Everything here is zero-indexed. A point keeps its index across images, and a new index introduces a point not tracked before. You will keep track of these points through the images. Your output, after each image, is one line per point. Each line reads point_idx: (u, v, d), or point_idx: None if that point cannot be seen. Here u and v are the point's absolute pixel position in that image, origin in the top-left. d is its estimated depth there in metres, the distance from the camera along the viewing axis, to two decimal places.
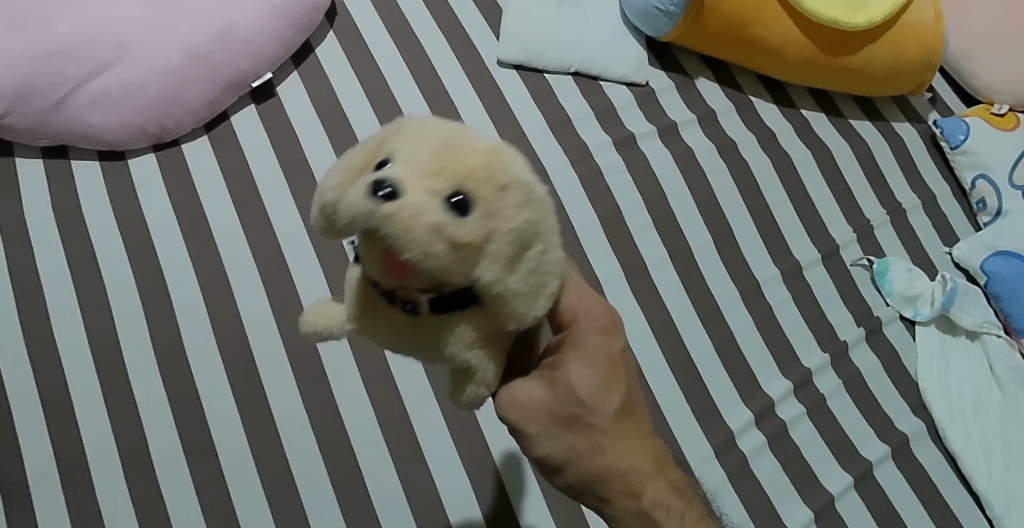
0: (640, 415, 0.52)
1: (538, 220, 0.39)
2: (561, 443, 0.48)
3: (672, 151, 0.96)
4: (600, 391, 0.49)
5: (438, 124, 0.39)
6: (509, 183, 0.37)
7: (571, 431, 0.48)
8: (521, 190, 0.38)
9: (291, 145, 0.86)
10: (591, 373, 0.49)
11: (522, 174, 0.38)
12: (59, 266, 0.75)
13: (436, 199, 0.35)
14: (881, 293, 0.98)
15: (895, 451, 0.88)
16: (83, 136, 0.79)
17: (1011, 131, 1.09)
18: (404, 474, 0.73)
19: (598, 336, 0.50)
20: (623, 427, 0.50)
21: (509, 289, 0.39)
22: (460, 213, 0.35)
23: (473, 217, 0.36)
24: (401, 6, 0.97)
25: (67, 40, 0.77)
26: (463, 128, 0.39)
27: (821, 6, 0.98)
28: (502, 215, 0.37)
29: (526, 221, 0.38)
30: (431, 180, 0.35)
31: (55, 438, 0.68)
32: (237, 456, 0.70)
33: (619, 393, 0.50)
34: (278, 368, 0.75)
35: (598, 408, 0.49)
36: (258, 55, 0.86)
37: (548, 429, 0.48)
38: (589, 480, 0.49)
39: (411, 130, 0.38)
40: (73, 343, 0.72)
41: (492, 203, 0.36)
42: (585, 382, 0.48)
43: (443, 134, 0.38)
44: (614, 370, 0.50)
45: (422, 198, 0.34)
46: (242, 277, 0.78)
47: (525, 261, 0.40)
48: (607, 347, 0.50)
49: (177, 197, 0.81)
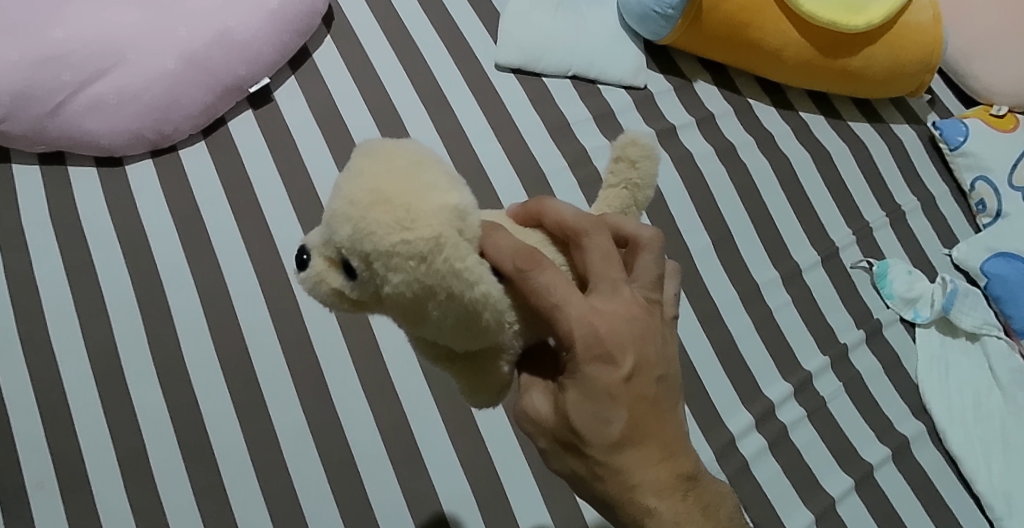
0: (660, 441, 0.47)
1: (433, 274, 0.38)
2: (567, 462, 0.48)
3: (671, 154, 0.96)
4: (597, 425, 0.45)
5: (352, 168, 0.40)
6: (372, 251, 0.38)
7: (572, 454, 0.48)
8: (387, 255, 0.38)
9: (289, 150, 0.86)
10: (589, 405, 0.45)
11: (388, 235, 0.37)
12: (57, 273, 0.74)
13: (332, 267, 0.41)
14: (881, 296, 0.98)
15: (896, 453, 0.88)
16: (80, 142, 0.79)
17: (1010, 132, 1.09)
18: (404, 481, 0.73)
19: (602, 363, 0.44)
20: (635, 457, 0.47)
21: (430, 330, 0.42)
22: (351, 278, 0.40)
23: (358, 282, 0.40)
24: (398, 10, 0.97)
25: (63, 46, 0.77)
26: (366, 170, 0.39)
27: (820, 8, 0.98)
28: (378, 279, 0.39)
29: (405, 280, 0.38)
30: (326, 249, 0.41)
31: (53, 447, 0.68)
32: (236, 463, 0.70)
33: (623, 425, 0.46)
34: (277, 375, 0.74)
35: (595, 442, 0.46)
36: (256, 61, 0.85)
37: (552, 447, 0.48)
38: (599, 499, 0.49)
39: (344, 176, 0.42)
40: (71, 351, 0.71)
41: (370, 270, 0.39)
42: (580, 415, 0.45)
43: (341, 188, 0.40)
44: (620, 400, 0.45)
45: (318, 268, 0.41)
46: (241, 284, 0.78)
47: (432, 309, 0.40)
48: (612, 376, 0.45)
49: (175, 203, 0.81)
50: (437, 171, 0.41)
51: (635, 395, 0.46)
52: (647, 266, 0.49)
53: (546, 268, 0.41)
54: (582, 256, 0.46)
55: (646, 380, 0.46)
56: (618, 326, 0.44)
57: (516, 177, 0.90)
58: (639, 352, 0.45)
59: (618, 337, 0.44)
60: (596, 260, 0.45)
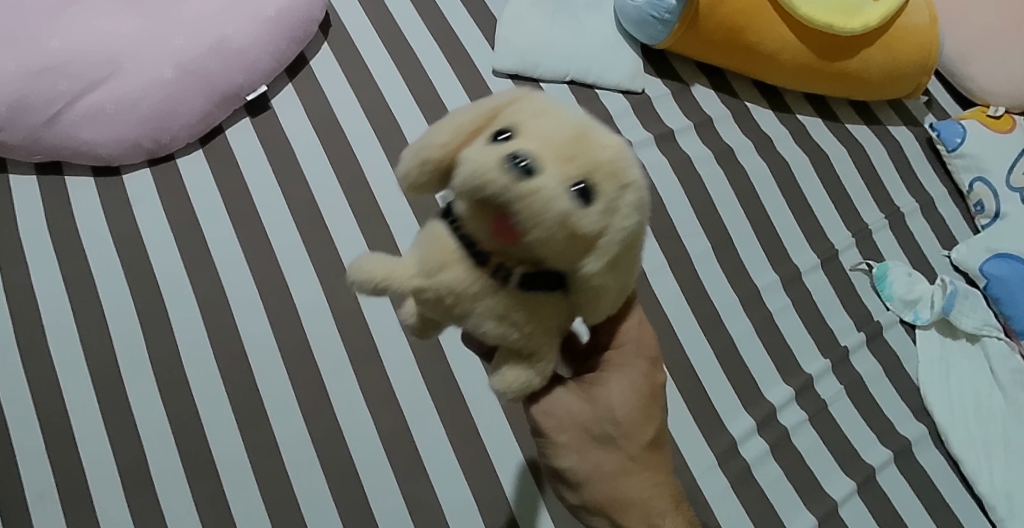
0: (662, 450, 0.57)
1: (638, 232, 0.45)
2: (588, 457, 0.53)
3: (670, 158, 0.96)
4: (637, 419, 0.53)
5: (567, 110, 0.44)
6: (627, 186, 0.42)
7: (599, 448, 0.53)
8: (635, 196, 0.43)
9: (286, 158, 0.86)
10: (632, 398, 0.53)
11: (636, 181, 0.43)
12: (55, 284, 0.74)
13: (569, 183, 0.40)
14: (881, 297, 0.98)
15: (897, 456, 0.88)
16: (77, 151, 0.79)
17: (1006, 133, 1.09)
18: (406, 488, 0.73)
19: (650, 364, 0.55)
20: (649, 457, 0.55)
21: (601, 283, 0.44)
22: (586, 199, 0.40)
23: (595, 208, 0.40)
24: (395, 17, 0.97)
25: (59, 56, 0.77)
26: (589, 118, 0.44)
27: (816, 12, 0.98)
28: (617, 214, 0.42)
29: (634, 224, 0.43)
30: (564, 166, 0.40)
31: (54, 458, 0.67)
32: (237, 472, 0.70)
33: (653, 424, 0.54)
34: (277, 382, 0.74)
35: (631, 435, 0.53)
36: (253, 68, 0.85)
37: (577, 442, 0.53)
38: (605, 501, 0.54)
39: (541, 106, 0.43)
40: (70, 360, 0.71)
41: (613, 198, 0.41)
42: (626, 406, 0.53)
43: (572, 121, 0.42)
44: (653, 401, 0.55)
45: (553, 180, 0.39)
46: (240, 292, 0.77)
47: (623, 262, 0.44)
48: (650, 379, 0.55)
49: (173, 212, 0.80)
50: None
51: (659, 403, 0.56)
52: None
53: None
54: None
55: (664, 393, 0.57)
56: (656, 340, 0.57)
57: None
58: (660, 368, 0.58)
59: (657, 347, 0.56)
60: None
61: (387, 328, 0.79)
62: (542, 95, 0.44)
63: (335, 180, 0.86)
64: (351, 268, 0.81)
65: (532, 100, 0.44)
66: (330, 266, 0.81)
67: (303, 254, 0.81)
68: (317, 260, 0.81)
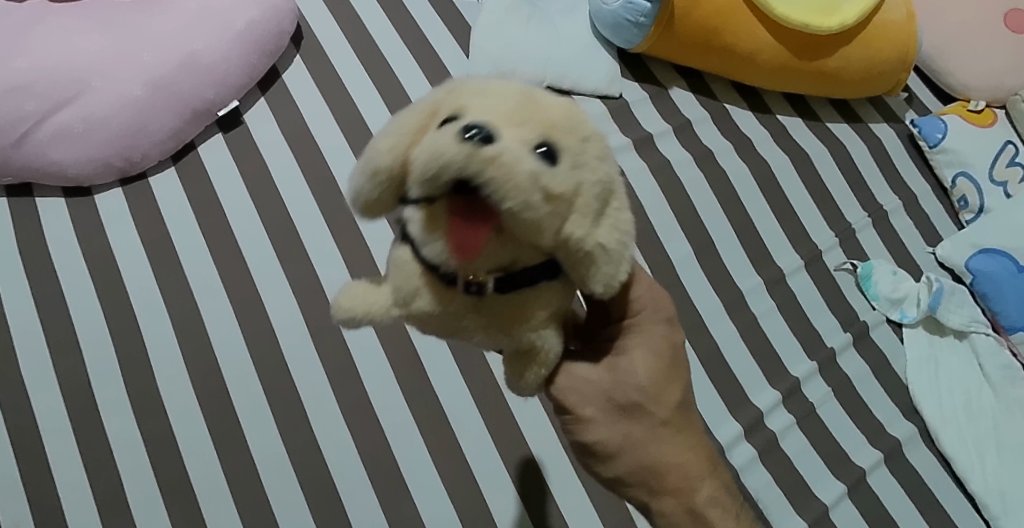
0: (694, 412, 0.54)
1: (613, 181, 0.41)
2: (617, 429, 0.50)
3: (648, 164, 0.95)
4: (661, 379, 0.52)
5: (491, 89, 0.40)
6: (589, 135, 0.40)
7: (625, 420, 0.50)
8: (599, 142, 0.40)
9: (260, 174, 0.85)
10: (651, 362, 0.52)
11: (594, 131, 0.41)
12: (27, 307, 0.73)
13: (528, 149, 0.36)
14: (867, 297, 0.97)
15: (888, 457, 0.87)
16: (47, 172, 0.78)
17: (987, 127, 1.09)
18: (387, 506, 0.71)
19: (663, 327, 0.53)
20: (678, 423, 0.52)
21: (599, 245, 0.40)
22: (549, 162, 0.37)
23: (562, 166, 0.37)
24: (369, 28, 0.96)
25: (26, 75, 0.76)
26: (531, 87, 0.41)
27: (792, 11, 0.98)
28: (586, 168, 0.39)
29: (606, 174, 0.40)
30: (522, 130, 0.37)
31: (28, 484, 0.66)
32: (216, 494, 0.69)
33: (677, 385, 0.53)
34: (255, 403, 0.73)
35: (658, 396, 0.51)
36: (224, 83, 0.84)
37: (602, 413, 0.50)
38: (641, 472, 0.51)
39: (484, 91, 0.40)
40: (42, 384, 0.70)
41: (576, 156, 0.38)
42: (648, 370, 0.51)
43: (519, 91, 0.40)
44: (674, 362, 0.53)
45: (513, 150, 0.35)
46: (215, 310, 0.76)
47: (607, 217, 0.41)
48: (668, 339, 0.53)
49: (146, 230, 0.79)
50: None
51: (681, 362, 0.54)
52: None
53: None
54: None
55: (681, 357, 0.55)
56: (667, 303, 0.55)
57: None
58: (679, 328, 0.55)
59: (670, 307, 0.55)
60: None
61: (363, 341, 0.78)
62: (485, 80, 0.41)
63: (309, 192, 0.85)
64: (326, 283, 0.80)
65: (456, 92, 0.40)
66: (307, 283, 0.79)
67: (279, 270, 0.80)
68: (291, 276, 0.80)
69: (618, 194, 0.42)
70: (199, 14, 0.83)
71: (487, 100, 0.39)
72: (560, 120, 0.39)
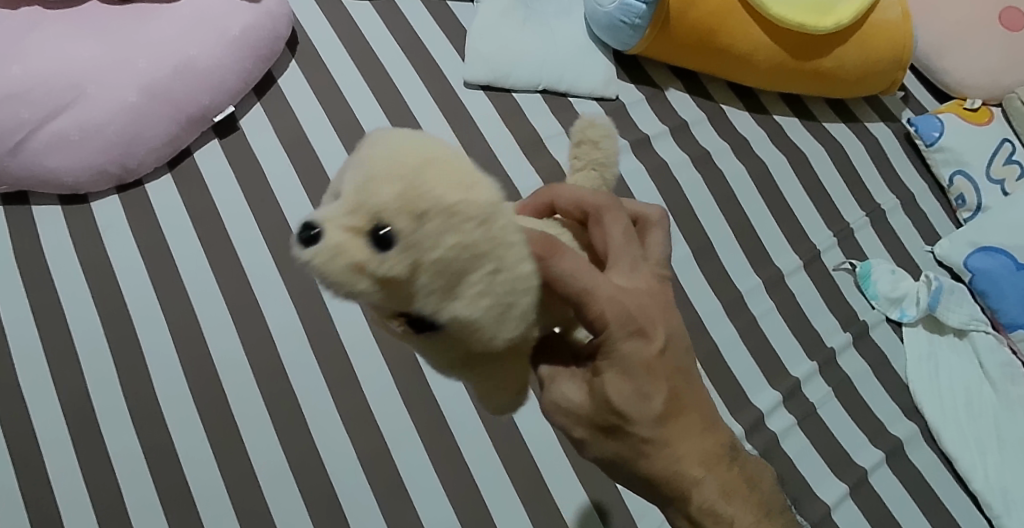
0: (694, 410, 0.48)
1: (477, 242, 0.36)
2: (606, 447, 0.47)
3: (646, 165, 0.95)
4: (640, 401, 0.45)
5: (363, 156, 0.37)
6: (431, 208, 0.35)
7: (614, 439, 0.46)
8: (449, 213, 0.35)
9: (256, 180, 0.84)
10: (630, 384, 0.45)
11: (454, 193, 0.35)
12: (24, 316, 0.73)
13: (357, 239, 0.35)
14: (866, 297, 0.97)
15: (889, 456, 0.86)
16: (43, 180, 0.77)
17: (984, 125, 1.09)
18: (388, 512, 0.71)
19: (634, 339, 0.44)
20: (673, 432, 0.47)
21: (459, 315, 0.37)
22: (380, 250, 0.35)
23: (394, 253, 0.35)
24: (363, 31, 0.96)
25: (21, 83, 0.76)
26: (405, 146, 0.37)
27: (788, 11, 0.98)
28: (426, 247, 0.35)
29: (459, 245, 0.35)
30: (353, 217, 0.35)
31: (26, 494, 0.65)
32: (216, 501, 0.68)
33: (663, 397, 0.46)
34: (254, 409, 0.73)
35: (640, 417, 0.45)
36: (219, 89, 0.84)
37: (590, 434, 0.47)
38: (642, 479, 0.48)
39: (356, 159, 0.37)
40: (41, 393, 0.70)
41: (413, 237, 0.35)
42: (625, 395, 0.45)
43: (379, 158, 0.36)
44: (657, 374, 0.45)
45: (333, 245, 0.35)
46: (213, 317, 0.76)
47: (470, 284, 0.37)
48: (649, 349, 0.45)
49: (142, 237, 0.79)
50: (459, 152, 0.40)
51: (668, 368, 0.46)
52: (657, 241, 0.51)
53: (564, 254, 0.41)
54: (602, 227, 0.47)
55: (673, 354, 0.47)
56: (642, 302, 0.45)
57: None
58: (664, 324, 0.46)
59: (644, 312, 0.45)
60: (615, 238, 0.47)
61: (362, 345, 0.78)
62: (377, 134, 0.38)
63: (305, 197, 0.85)
64: None
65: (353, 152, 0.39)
66: (304, 287, 0.79)
67: (276, 275, 0.79)
68: (289, 281, 0.79)
69: (493, 248, 0.36)
70: (195, 20, 0.83)
71: (348, 177, 0.37)
72: (395, 194, 0.35)
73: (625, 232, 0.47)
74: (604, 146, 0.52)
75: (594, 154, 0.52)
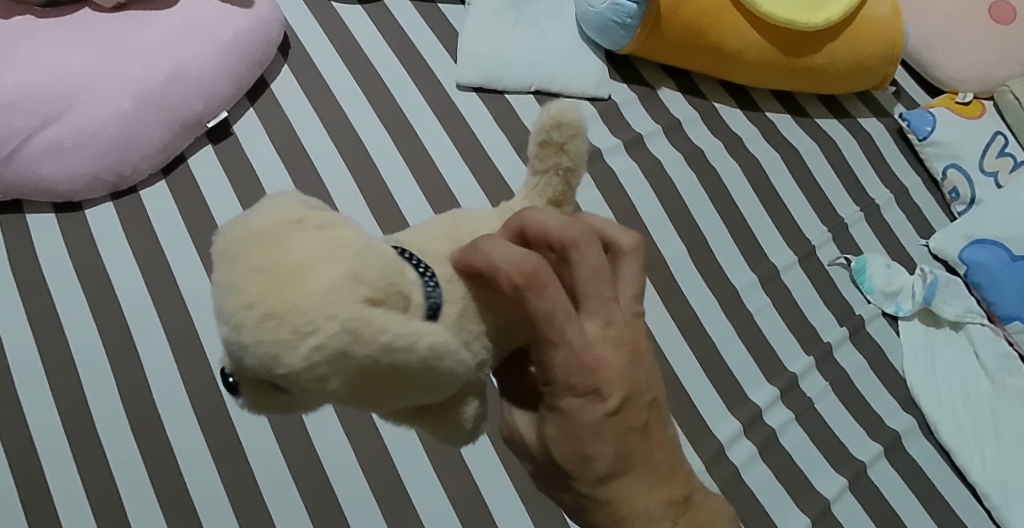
0: (650, 469, 0.42)
1: (354, 354, 0.33)
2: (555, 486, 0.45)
3: (639, 163, 0.96)
4: (576, 461, 0.41)
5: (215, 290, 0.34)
6: (300, 354, 0.32)
7: (557, 481, 0.45)
8: (317, 352, 0.32)
9: (250, 184, 0.85)
10: (568, 442, 0.41)
11: (313, 330, 0.32)
12: (21, 325, 0.73)
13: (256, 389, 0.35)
14: (862, 291, 0.97)
15: (888, 449, 0.87)
16: (37, 189, 0.77)
17: (976, 118, 1.10)
18: (389, 512, 0.71)
19: (584, 397, 0.39)
20: (618, 495, 0.42)
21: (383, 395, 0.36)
22: (282, 392, 0.34)
23: (293, 393, 0.34)
24: (355, 35, 0.96)
25: (15, 92, 0.76)
26: (246, 278, 0.33)
27: (778, 8, 0.98)
28: (318, 380, 0.33)
29: (345, 366, 0.33)
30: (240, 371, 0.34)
31: (26, 502, 0.65)
32: (216, 504, 0.68)
33: (607, 460, 0.41)
34: (252, 413, 0.72)
35: (580, 474, 0.42)
36: (212, 95, 0.84)
37: (539, 470, 0.46)
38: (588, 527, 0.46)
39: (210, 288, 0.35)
40: (38, 401, 0.70)
41: (302, 380, 0.33)
42: (562, 449, 0.41)
43: (227, 301, 0.33)
44: (603, 437, 0.40)
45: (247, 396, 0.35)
46: (209, 322, 0.76)
47: (374, 381, 0.34)
48: (587, 413, 0.39)
49: (138, 244, 0.79)
50: (308, 240, 0.34)
51: (619, 431, 0.40)
52: (632, 274, 0.43)
53: (546, 289, 0.37)
54: (577, 262, 0.38)
55: (630, 414, 0.40)
56: (594, 357, 0.39)
57: (484, 197, 0.89)
58: (620, 385, 0.39)
59: (606, 370, 0.39)
60: (587, 277, 0.39)
61: None
62: (221, 248, 0.35)
63: None
64: None
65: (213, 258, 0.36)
66: None
67: None
68: None
69: (392, 366, 0.34)
70: (187, 27, 0.84)
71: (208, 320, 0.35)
72: (251, 365, 0.33)
73: (599, 270, 0.39)
74: (576, 136, 0.45)
75: (559, 159, 0.45)
